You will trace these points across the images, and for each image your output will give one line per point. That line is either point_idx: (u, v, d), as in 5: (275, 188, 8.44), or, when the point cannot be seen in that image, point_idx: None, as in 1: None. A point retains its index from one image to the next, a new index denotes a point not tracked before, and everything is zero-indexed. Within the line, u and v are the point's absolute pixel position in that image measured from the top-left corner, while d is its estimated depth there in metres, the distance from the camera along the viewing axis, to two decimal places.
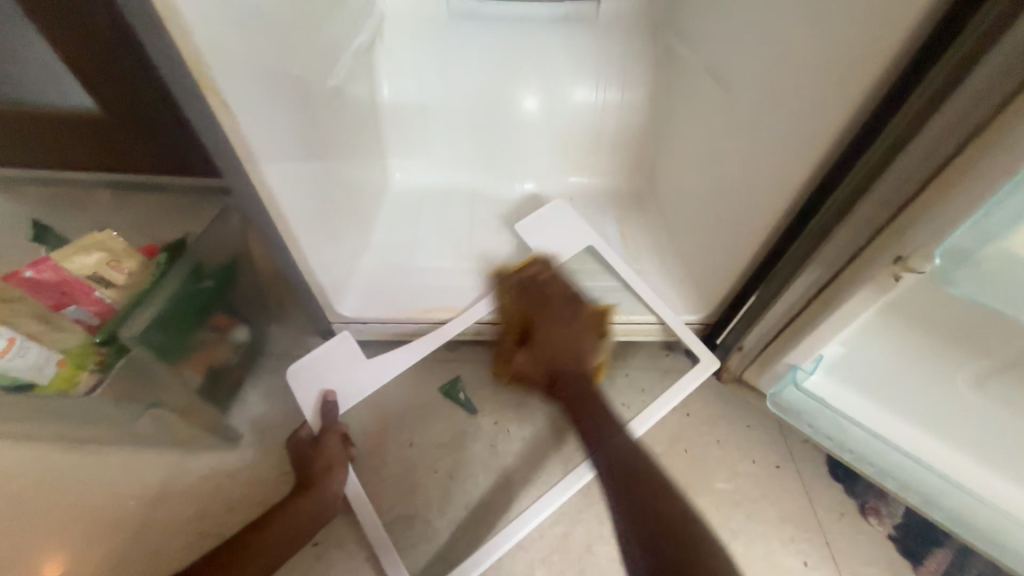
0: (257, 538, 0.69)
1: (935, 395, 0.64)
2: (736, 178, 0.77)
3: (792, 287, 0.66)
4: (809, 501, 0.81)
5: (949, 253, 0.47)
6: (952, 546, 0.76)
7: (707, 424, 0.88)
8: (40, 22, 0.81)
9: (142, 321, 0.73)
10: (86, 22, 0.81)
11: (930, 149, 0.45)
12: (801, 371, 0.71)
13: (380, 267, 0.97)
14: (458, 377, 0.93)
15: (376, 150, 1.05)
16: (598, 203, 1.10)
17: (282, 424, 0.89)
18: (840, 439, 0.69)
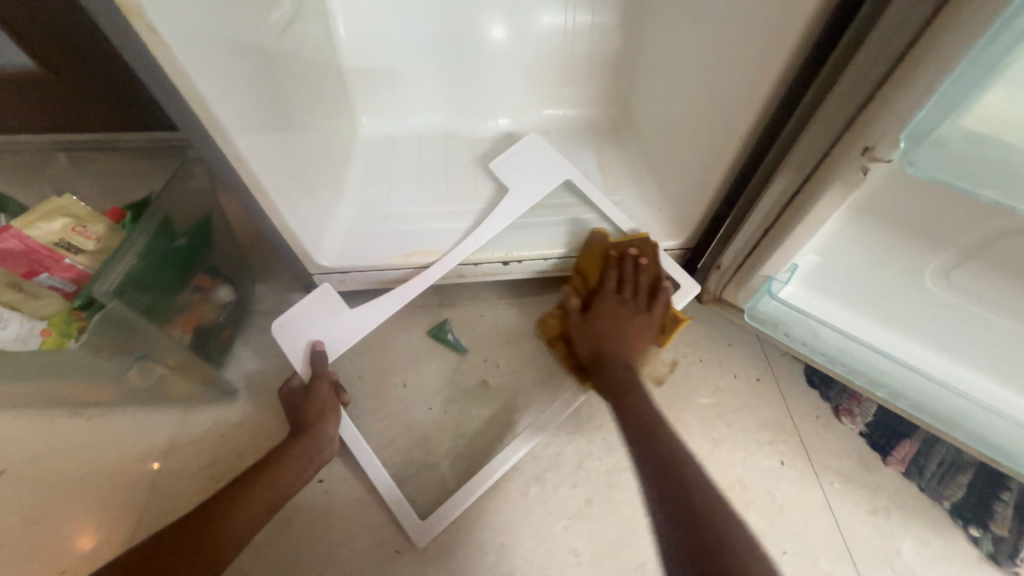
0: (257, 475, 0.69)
1: (904, 292, 0.66)
2: (711, 93, 0.75)
3: (764, 199, 0.66)
4: (786, 407, 0.85)
5: (913, 134, 0.46)
6: (918, 437, 0.80)
7: (690, 346, 0.91)
8: None
9: (113, 277, 0.72)
10: None
11: (903, 20, 0.42)
12: (776, 282, 0.72)
13: (357, 216, 0.95)
14: (444, 321, 0.95)
15: (340, 95, 1.00)
16: (575, 137, 1.07)
17: (276, 377, 0.91)
18: (814, 344, 0.71)
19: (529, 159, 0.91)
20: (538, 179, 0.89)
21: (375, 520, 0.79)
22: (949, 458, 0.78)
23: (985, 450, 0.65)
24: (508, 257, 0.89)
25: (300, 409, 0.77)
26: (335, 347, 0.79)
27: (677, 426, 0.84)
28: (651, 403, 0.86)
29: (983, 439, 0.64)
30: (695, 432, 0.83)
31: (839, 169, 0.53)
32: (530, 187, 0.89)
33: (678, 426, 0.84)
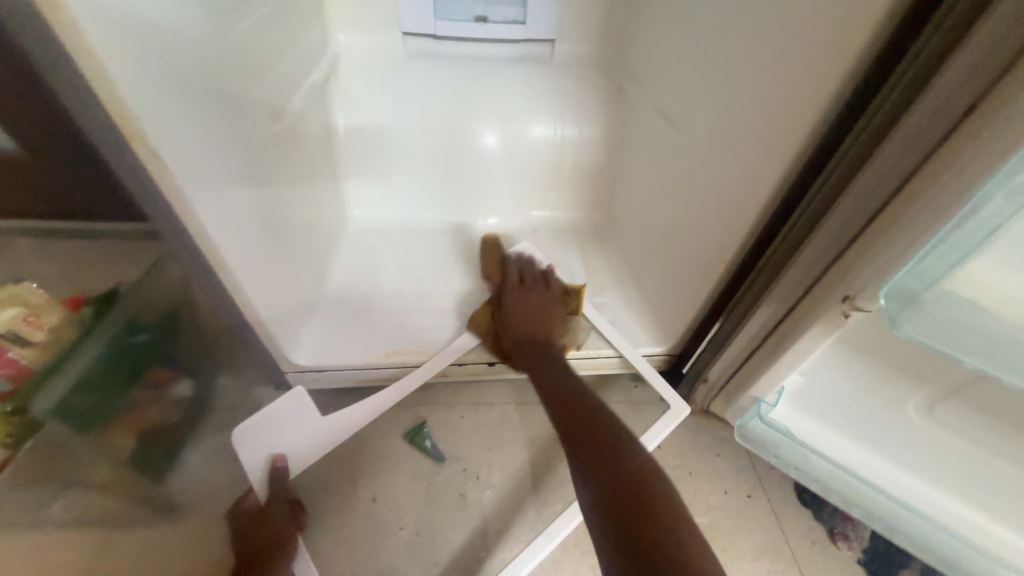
0: None
1: (891, 424, 0.66)
2: (692, 215, 0.80)
3: (749, 322, 0.68)
4: (779, 529, 0.82)
5: (893, 295, 0.47)
6: (914, 567, 0.77)
7: (679, 457, 0.88)
8: None
9: (57, 389, 0.65)
10: None
11: (869, 192, 0.47)
12: (765, 404, 0.71)
13: (341, 310, 0.93)
14: (422, 423, 0.88)
15: (334, 189, 1.02)
16: (562, 239, 1.11)
17: (231, 486, 0.82)
18: (806, 469, 0.70)
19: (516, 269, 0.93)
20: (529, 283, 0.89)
21: None
22: None
23: None
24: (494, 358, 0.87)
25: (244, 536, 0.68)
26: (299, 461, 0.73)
27: None
28: None
29: None
30: None
31: (818, 309, 0.56)
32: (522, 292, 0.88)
33: None
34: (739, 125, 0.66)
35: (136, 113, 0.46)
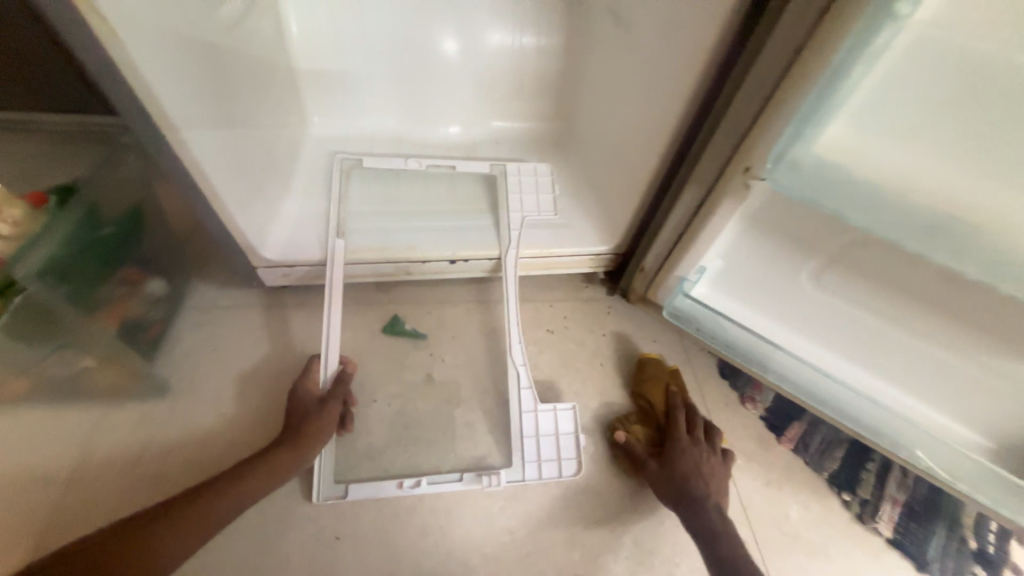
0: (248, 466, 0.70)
1: (789, 291, 0.78)
2: (635, 115, 0.84)
3: (676, 209, 0.76)
4: (701, 395, 0.96)
5: (774, 159, 0.58)
6: (805, 420, 0.94)
7: (621, 341, 1.00)
8: None
9: (33, 260, 0.70)
10: None
11: (771, 64, 0.54)
12: (687, 282, 0.83)
13: (305, 210, 0.95)
14: (397, 315, 0.98)
15: (291, 95, 1.01)
16: (521, 148, 1.15)
17: (213, 370, 0.89)
18: (719, 337, 0.83)
19: (506, 188, 1.00)
20: (543, 200, 1.00)
21: (311, 510, 0.78)
22: (829, 437, 0.92)
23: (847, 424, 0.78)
24: (454, 256, 0.94)
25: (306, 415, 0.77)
26: (331, 344, 0.82)
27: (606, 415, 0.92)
28: (584, 393, 0.94)
29: (844, 415, 0.78)
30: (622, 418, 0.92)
31: (730, 183, 0.65)
32: (538, 198, 1.00)
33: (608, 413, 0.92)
34: (674, 15, 0.70)
35: None
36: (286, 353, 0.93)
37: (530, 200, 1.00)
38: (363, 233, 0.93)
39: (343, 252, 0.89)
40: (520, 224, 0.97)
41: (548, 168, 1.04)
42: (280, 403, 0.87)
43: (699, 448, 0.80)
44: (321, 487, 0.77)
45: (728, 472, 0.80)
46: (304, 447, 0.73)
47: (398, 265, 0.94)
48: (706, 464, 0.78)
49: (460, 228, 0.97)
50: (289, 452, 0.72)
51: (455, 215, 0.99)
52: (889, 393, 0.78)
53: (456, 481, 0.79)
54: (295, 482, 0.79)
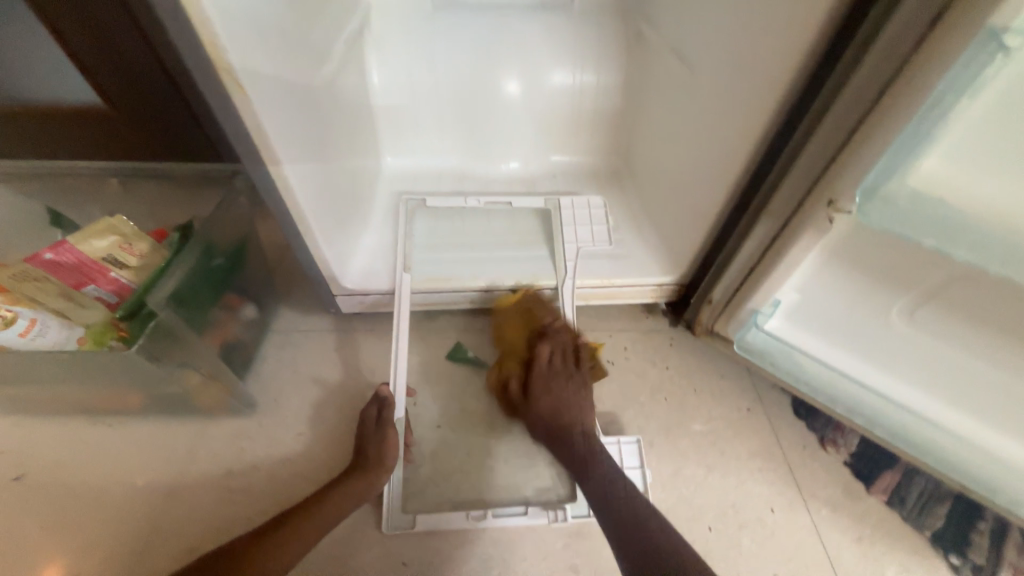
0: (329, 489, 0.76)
1: (874, 327, 0.74)
2: (701, 149, 0.85)
3: (749, 242, 0.75)
4: (775, 436, 0.90)
5: (867, 191, 0.56)
6: (898, 468, 0.86)
7: (686, 376, 0.98)
8: (36, 7, 0.83)
9: (165, 289, 0.79)
10: (77, 5, 0.83)
11: (857, 97, 0.54)
12: (761, 315, 0.79)
13: (378, 242, 1.02)
14: (458, 343, 1.01)
15: (370, 138, 1.11)
16: (579, 181, 1.18)
17: (292, 392, 0.95)
18: (796, 373, 0.78)
19: (564, 219, 1.01)
20: (598, 231, 1.01)
21: (380, 535, 0.80)
22: (929, 489, 0.83)
23: (953, 472, 0.71)
24: (517, 285, 0.96)
25: (364, 441, 0.81)
26: (400, 375, 0.86)
27: (672, 451, 0.89)
28: (648, 428, 0.91)
29: (948, 461, 0.71)
30: (690, 456, 0.88)
31: (810, 217, 0.63)
32: (594, 229, 1.01)
33: (675, 450, 0.89)
34: (743, 53, 0.71)
35: (224, 47, 0.55)
36: (357, 377, 0.98)
37: (589, 230, 1.01)
38: (430, 264, 0.98)
39: (410, 288, 0.94)
40: (578, 254, 0.98)
41: (601, 201, 1.04)
42: (351, 426, 0.92)
43: (562, 381, 0.87)
44: (391, 515, 0.79)
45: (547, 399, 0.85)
46: (373, 474, 0.78)
47: (463, 294, 0.97)
48: (556, 406, 0.84)
49: (521, 258, 1.00)
50: (363, 478, 0.77)
51: (517, 246, 1.02)
52: (993, 440, 0.70)
53: (521, 514, 0.80)
54: (366, 505, 0.82)
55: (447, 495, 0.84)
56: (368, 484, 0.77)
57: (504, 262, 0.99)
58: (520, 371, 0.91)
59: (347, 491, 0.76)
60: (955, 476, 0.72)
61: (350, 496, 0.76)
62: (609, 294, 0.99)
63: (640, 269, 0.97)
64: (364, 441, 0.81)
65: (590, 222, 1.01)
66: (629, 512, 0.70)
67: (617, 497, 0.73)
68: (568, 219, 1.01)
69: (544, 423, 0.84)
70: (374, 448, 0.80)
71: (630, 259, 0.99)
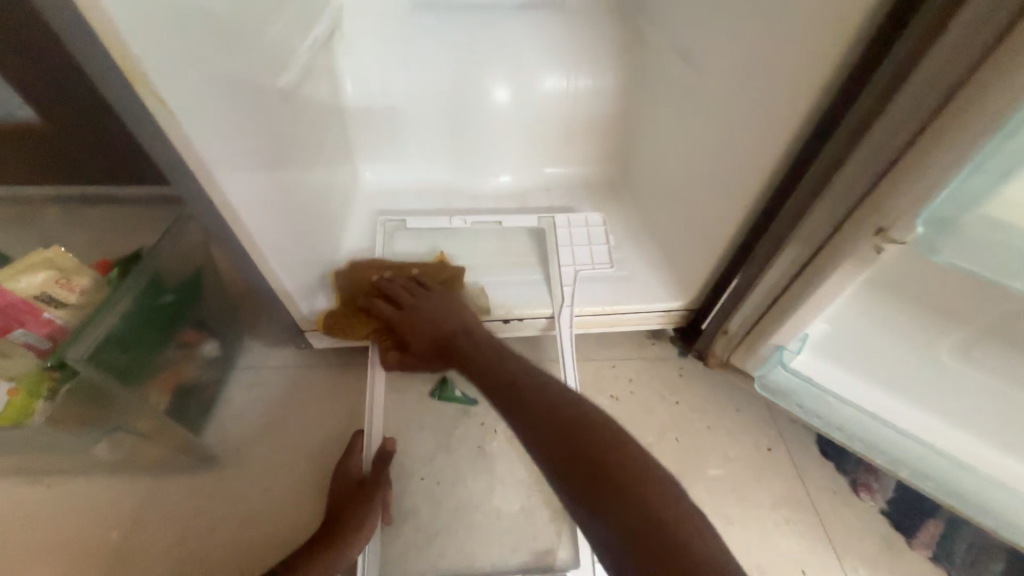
0: (290, 565, 0.65)
1: (922, 367, 0.65)
2: (711, 162, 0.76)
3: (772, 269, 0.65)
4: (801, 481, 0.80)
5: (932, 219, 0.47)
6: (942, 517, 0.76)
7: (698, 411, 0.88)
8: None
9: (89, 341, 0.67)
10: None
11: (912, 106, 0.44)
12: (787, 352, 0.69)
13: (353, 268, 0.92)
14: (446, 377, 0.88)
15: (344, 152, 1.01)
16: (575, 194, 1.09)
17: (258, 440, 0.85)
18: (830, 418, 0.68)
19: (561, 239, 0.92)
20: (597, 251, 0.91)
21: None
22: (977, 541, 0.73)
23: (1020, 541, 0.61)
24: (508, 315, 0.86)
25: (339, 503, 0.71)
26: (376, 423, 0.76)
27: None
28: None
29: (1019, 530, 0.61)
30: (706, 507, 0.78)
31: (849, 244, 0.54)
32: (593, 250, 0.91)
33: None
34: (762, 54, 0.61)
35: (136, 54, 0.45)
36: (332, 420, 0.88)
37: (586, 252, 0.91)
38: None
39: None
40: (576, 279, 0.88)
41: (600, 218, 0.94)
42: (324, 478, 0.82)
43: (429, 295, 0.79)
44: None
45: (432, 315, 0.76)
46: (342, 547, 0.66)
47: None
48: (427, 313, 0.76)
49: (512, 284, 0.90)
50: (328, 553, 0.65)
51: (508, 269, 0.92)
52: None
53: None
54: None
55: (432, 562, 0.74)
56: (336, 561, 0.65)
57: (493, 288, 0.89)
58: (427, 271, 0.86)
59: (311, 570, 0.64)
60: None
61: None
62: (611, 322, 0.89)
63: (645, 295, 0.87)
64: (337, 504, 0.71)
65: (588, 242, 0.92)
66: (546, 401, 0.56)
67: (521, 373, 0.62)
68: (563, 239, 0.92)
69: (429, 346, 0.73)
70: (347, 514, 0.69)
71: (633, 283, 0.89)
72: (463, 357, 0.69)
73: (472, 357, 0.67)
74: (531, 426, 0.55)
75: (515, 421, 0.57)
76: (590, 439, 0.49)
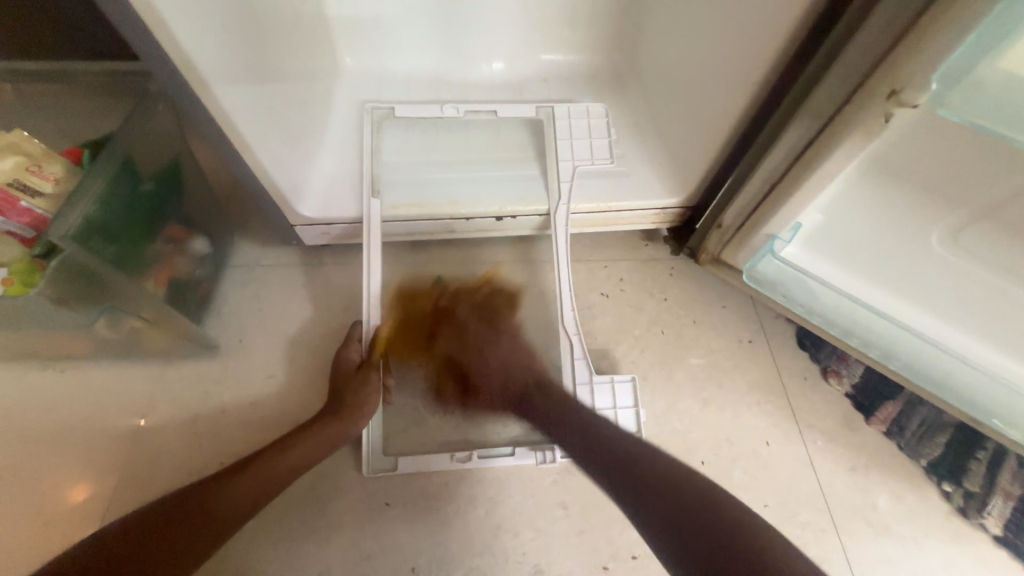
0: (299, 436, 0.69)
1: (910, 253, 0.66)
2: (723, 35, 0.69)
3: (775, 152, 0.63)
4: (776, 369, 0.85)
5: (948, 76, 0.44)
6: (901, 399, 0.82)
7: (685, 307, 0.90)
8: None
9: (72, 219, 0.65)
10: None
11: None
12: (779, 241, 0.70)
13: (340, 162, 0.88)
14: (440, 276, 0.91)
15: (321, 32, 0.91)
16: (574, 85, 1.01)
17: (259, 332, 0.88)
18: (810, 305, 0.70)
19: (558, 131, 0.87)
20: (596, 145, 0.87)
21: (362, 477, 0.77)
22: (929, 420, 0.80)
23: (974, 415, 0.66)
24: (501, 212, 0.84)
25: (341, 382, 0.75)
26: (374, 307, 0.79)
27: (667, 386, 0.84)
28: (643, 363, 0.86)
29: (973, 404, 0.66)
30: (686, 391, 0.84)
31: (861, 115, 0.51)
32: (591, 143, 0.87)
33: (670, 385, 0.84)
34: None
35: None
36: (329, 315, 0.90)
37: (584, 146, 0.87)
38: (401, 188, 0.85)
39: (379, 217, 0.82)
40: (571, 174, 0.85)
41: (602, 107, 0.89)
42: (326, 366, 0.86)
43: (497, 335, 0.83)
44: (370, 458, 0.76)
45: (508, 351, 0.81)
46: (345, 418, 0.71)
47: (441, 222, 0.86)
48: (491, 364, 0.80)
49: (506, 180, 0.87)
50: (334, 423, 0.71)
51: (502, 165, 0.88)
52: None
53: (508, 455, 0.77)
54: (347, 448, 0.78)
55: (430, 437, 0.80)
56: (343, 428, 0.71)
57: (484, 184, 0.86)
58: (473, 300, 0.89)
59: (318, 436, 0.70)
60: (978, 418, 0.66)
61: (320, 444, 0.69)
62: (605, 220, 0.88)
63: (643, 192, 0.85)
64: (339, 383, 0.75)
65: (586, 136, 0.87)
66: (659, 479, 0.59)
67: (621, 446, 0.65)
68: (559, 131, 0.87)
69: (501, 395, 0.79)
70: (350, 390, 0.74)
71: (632, 179, 0.86)
72: (546, 413, 0.73)
73: (559, 412, 0.73)
74: (642, 497, 0.58)
75: (619, 459, 0.63)
76: (702, 507, 0.54)
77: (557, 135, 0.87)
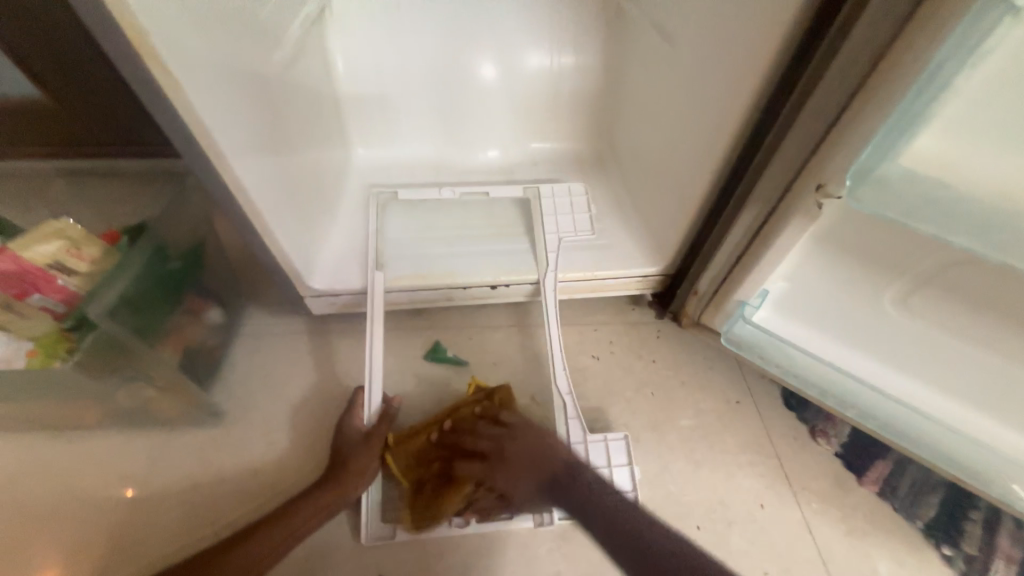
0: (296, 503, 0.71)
1: (868, 317, 0.72)
2: (683, 132, 0.81)
3: (735, 229, 0.71)
4: (764, 428, 0.88)
5: (857, 173, 0.53)
6: (890, 458, 0.83)
7: (672, 369, 0.94)
8: None
9: (108, 297, 0.73)
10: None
11: (846, 73, 0.50)
12: (749, 306, 0.75)
13: (348, 239, 0.97)
14: (439, 341, 0.97)
15: (337, 129, 1.04)
16: (560, 168, 1.13)
17: (263, 399, 0.91)
18: (786, 365, 0.74)
19: (546, 208, 0.96)
20: (580, 219, 0.96)
21: (357, 546, 0.77)
22: (919, 480, 0.81)
23: (950, 470, 0.69)
24: (496, 281, 0.92)
25: (341, 450, 0.77)
26: (375, 375, 0.82)
27: (659, 447, 0.86)
28: (635, 424, 0.88)
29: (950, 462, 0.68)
30: (678, 452, 0.85)
31: (798, 199, 0.60)
32: (576, 218, 0.96)
33: (662, 447, 0.86)
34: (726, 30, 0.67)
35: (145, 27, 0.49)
36: (331, 380, 0.94)
37: (569, 221, 0.96)
38: (403, 261, 0.93)
39: (383, 287, 0.88)
40: (558, 246, 0.93)
41: (582, 187, 0.99)
42: (326, 431, 0.88)
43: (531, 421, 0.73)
44: (369, 526, 0.76)
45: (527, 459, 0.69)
46: (345, 486, 0.73)
47: (440, 291, 0.93)
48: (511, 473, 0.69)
49: (500, 253, 0.95)
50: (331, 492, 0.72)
51: (496, 239, 0.97)
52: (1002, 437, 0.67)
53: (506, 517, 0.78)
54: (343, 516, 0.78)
55: None
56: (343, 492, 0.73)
57: (479, 257, 0.94)
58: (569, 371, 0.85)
59: (316, 503, 0.71)
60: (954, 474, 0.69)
61: (316, 512, 0.71)
62: (591, 287, 0.95)
63: (625, 261, 0.92)
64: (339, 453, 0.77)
65: (570, 211, 0.97)
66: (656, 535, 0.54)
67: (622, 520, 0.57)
68: (547, 207, 0.96)
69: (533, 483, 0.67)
70: (348, 460, 0.75)
71: (615, 250, 0.95)
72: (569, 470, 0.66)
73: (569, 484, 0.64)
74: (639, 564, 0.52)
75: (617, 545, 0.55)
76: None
77: (545, 211, 0.96)
